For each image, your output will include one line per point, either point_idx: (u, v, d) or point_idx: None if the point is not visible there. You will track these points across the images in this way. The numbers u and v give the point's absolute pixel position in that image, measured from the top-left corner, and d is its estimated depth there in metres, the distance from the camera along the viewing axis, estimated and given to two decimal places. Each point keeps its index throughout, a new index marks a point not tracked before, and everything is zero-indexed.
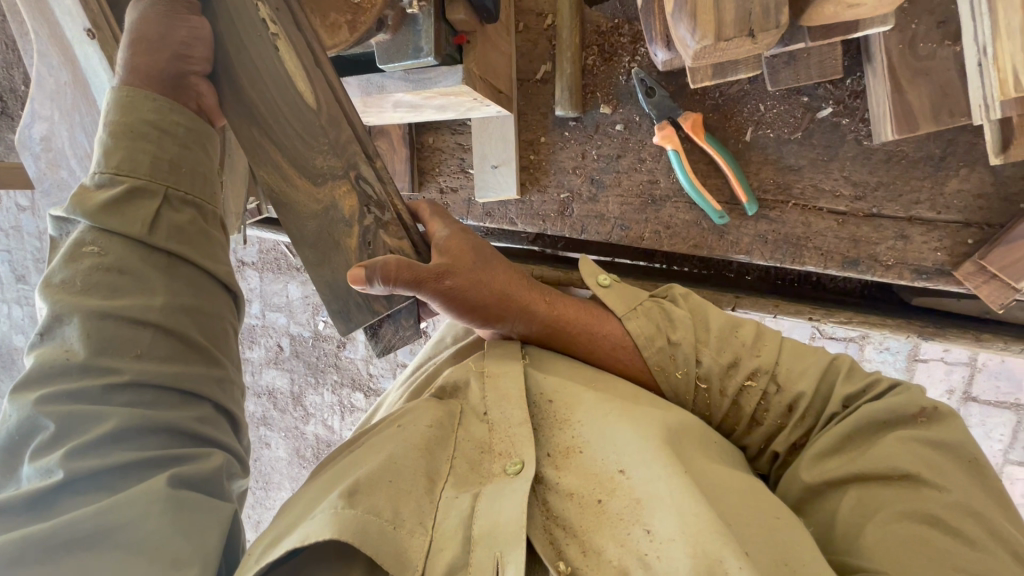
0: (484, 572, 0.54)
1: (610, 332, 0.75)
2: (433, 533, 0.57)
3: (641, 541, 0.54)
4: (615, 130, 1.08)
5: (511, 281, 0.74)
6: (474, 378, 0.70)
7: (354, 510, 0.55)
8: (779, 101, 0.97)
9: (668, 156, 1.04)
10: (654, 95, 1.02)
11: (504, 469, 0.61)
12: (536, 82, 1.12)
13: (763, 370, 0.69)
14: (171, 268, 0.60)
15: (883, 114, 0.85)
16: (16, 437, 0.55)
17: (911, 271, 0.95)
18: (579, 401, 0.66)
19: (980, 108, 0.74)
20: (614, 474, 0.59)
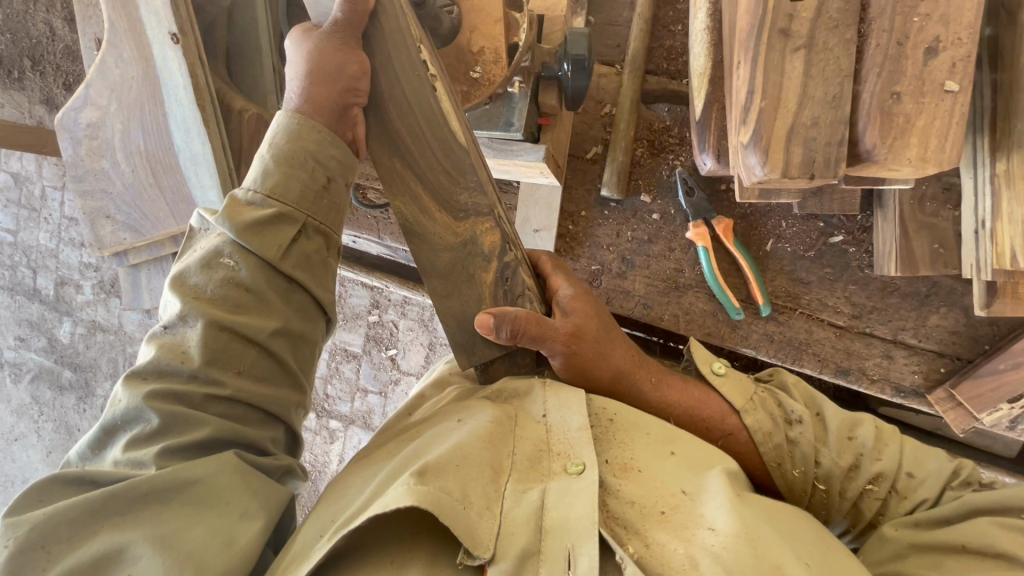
0: (555, 561, 0.60)
1: (711, 405, 0.83)
2: (503, 518, 0.64)
3: (706, 538, 0.61)
4: (652, 218, 1.18)
5: (625, 358, 0.84)
6: (537, 386, 0.79)
7: (427, 486, 0.62)
8: (798, 222, 1.11)
9: (697, 251, 1.15)
10: (693, 195, 1.13)
11: (565, 468, 0.68)
12: (586, 161, 1.21)
13: (885, 478, 0.76)
14: (289, 292, 0.73)
15: (888, 252, 1.00)
16: (117, 420, 0.66)
17: (891, 388, 1.08)
18: (635, 429, 0.74)
19: (972, 265, 0.89)
20: (677, 493, 0.66)
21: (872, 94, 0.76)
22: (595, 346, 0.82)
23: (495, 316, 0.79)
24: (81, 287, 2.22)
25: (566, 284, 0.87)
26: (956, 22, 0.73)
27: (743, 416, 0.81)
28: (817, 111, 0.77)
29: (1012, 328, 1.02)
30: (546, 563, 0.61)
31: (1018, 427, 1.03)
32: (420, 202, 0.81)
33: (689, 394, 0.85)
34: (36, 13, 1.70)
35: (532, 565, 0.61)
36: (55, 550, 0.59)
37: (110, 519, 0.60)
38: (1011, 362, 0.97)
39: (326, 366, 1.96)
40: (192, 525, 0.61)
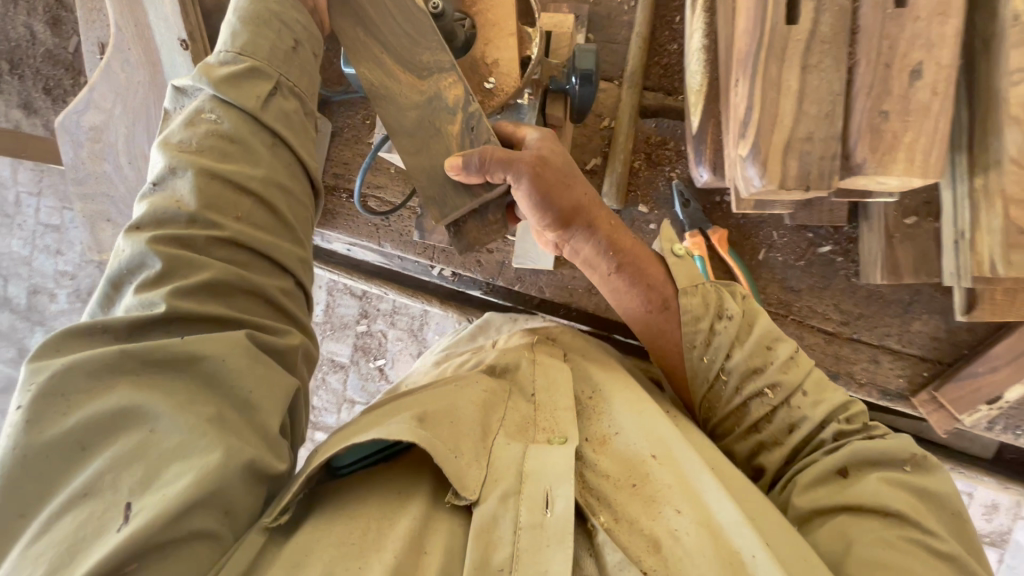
0: (534, 501, 0.62)
1: (657, 277, 0.86)
2: (489, 469, 0.65)
3: (672, 519, 0.64)
4: (649, 228, 1.22)
5: (586, 207, 0.84)
6: (525, 360, 0.82)
7: (428, 430, 0.64)
8: (789, 233, 1.16)
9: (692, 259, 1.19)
10: (689, 206, 1.18)
11: (548, 438, 0.70)
12: (585, 172, 1.25)
13: (784, 387, 0.79)
14: (273, 148, 0.72)
15: (874, 261, 1.05)
16: (121, 270, 0.63)
17: (878, 391, 1.13)
18: (615, 396, 0.78)
19: (953, 274, 0.95)
20: (647, 458, 0.70)
21: (862, 112, 0.81)
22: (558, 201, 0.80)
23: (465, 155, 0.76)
24: (55, 296, 2.15)
25: (533, 131, 0.83)
26: (939, 48, 0.79)
27: (682, 292, 0.84)
28: (811, 126, 0.82)
29: (988, 333, 1.08)
30: (524, 501, 0.62)
31: (994, 429, 1.09)
32: (384, 69, 0.80)
33: (637, 263, 0.87)
34: (18, 15, 1.62)
35: (513, 501, 0.62)
36: (73, 399, 0.55)
37: (128, 375, 0.57)
38: (988, 364, 1.02)
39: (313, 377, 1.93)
40: (206, 401, 0.59)
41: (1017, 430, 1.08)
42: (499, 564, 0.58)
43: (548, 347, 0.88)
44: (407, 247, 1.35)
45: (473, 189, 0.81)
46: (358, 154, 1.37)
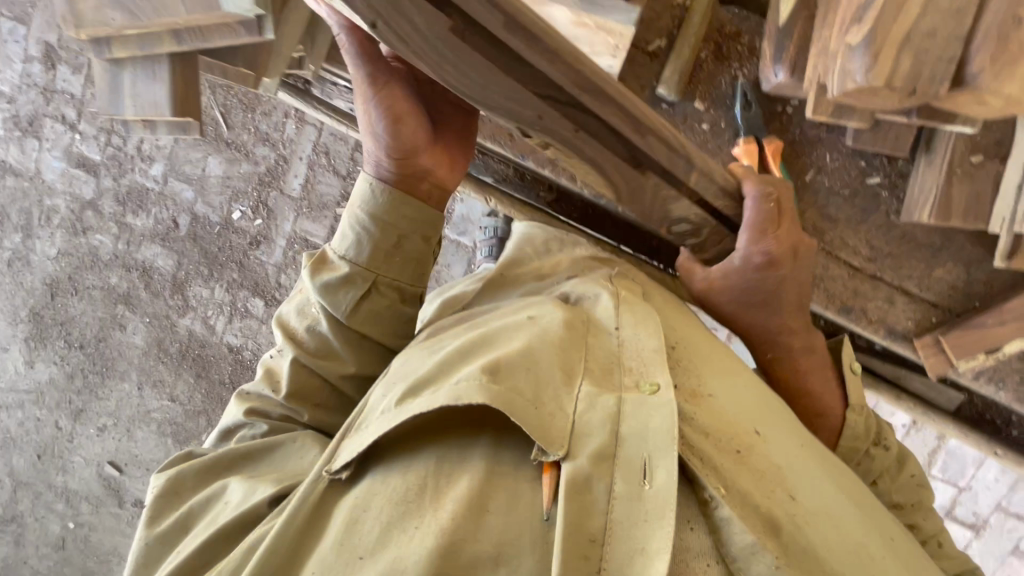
0: (632, 464, 0.67)
1: (829, 395, 0.97)
2: (576, 419, 0.72)
3: (787, 503, 0.69)
4: (700, 129, 1.14)
5: (789, 325, 0.97)
6: (608, 300, 0.90)
7: (500, 385, 0.72)
8: (842, 158, 1.11)
9: None
10: (749, 109, 1.11)
11: (638, 387, 0.75)
12: (645, 53, 1.13)
13: (922, 530, 0.92)
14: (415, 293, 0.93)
15: (925, 198, 1.02)
16: (234, 425, 0.93)
17: (884, 330, 1.15)
18: (698, 355, 0.86)
19: (1005, 220, 0.95)
20: (752, 432, 0.75)
21: (997, 13, 0.73)
22: (784, 274, 0.94)
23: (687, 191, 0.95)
24: None
25: (751, 242, 0.95)
26: None
27: (847, 409, 0.96)
28: (937, 20, 0.74)
29: (1003, 287, 1.10)
30: (623, 465, 0.67)
31: (978, 380, 1.15)
32: None
33: (806, 356, 0.97)
34: None
35: (606, 467, 0.67)
36: (178, 527, 0.81)
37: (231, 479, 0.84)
38: (999, 317, 1.05)
39: (281, 255, 1.98)
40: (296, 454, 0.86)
41: (1000, 382, 1.14)
42: (593, 532, 0.64)
43: (628, 283, 0.97)
44: None
45: (726, 265, 0.97)
46: None
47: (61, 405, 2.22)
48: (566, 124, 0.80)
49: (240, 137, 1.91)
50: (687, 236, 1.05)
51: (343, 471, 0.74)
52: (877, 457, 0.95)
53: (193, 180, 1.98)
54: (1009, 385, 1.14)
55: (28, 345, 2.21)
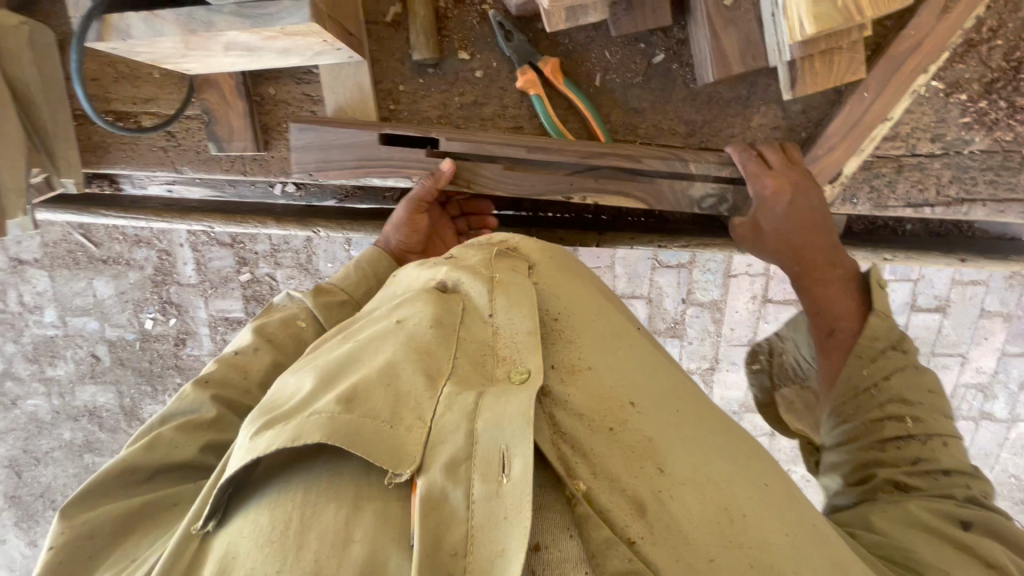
0: (487, 460, 0.54)
1: (847, 305, 0.87)
2: (431, 426, 0.57)
3: (656, 477, 0.57)
4: (475, 76, 1.08)
5: (807, 246, 0.93)
6: (482, 284, 0.71)
7: (352, 415, 0.56)
8: (621, 48, 1.06)
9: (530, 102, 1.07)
10: (512, 39, 1.03)
11: (509, 377, 0.62)
12: (387, 25, 1.06)
13: (921, 422, 0.74)
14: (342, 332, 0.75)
15: (705, 58, 0.98)
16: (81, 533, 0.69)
17: None
18: (584, 322, 0.71)
19: (775, 52, 0.92)
20: (626, 405, 0.62)
21: None
22: (788, 198, 0.95)
23: (699, 182, 1.05)
24: None
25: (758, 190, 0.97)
26: None
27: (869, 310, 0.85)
28: None
29: (819, 110, 1.06)
30: (478, 463, 0.54)
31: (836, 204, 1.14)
32: None
33: (829, 272, 0.90)
34: None
35: (463, 470, 0.54)
36: None
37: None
38: (827, 145, 1.01)
39: (212, 343, 1.89)
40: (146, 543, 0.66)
41: (853, 198, 1.13)
42: (452, 546, 0.51)
43: (509, 263, 0.77)
44: (211, 166, 1.13)
45: (753, 212, 0.98)
46: (103, 63, 1.08)
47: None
48: (592, 180, 1.04)
49: (113, 248, 1.79)
50: (718, 206, 1.06)
51: (209, 523, 0.57)
52: (879, 360, 0.80)
53: (91, 310, 1.87)
54: (863, 197, 1.14)
55: (22, 527, 2.17)
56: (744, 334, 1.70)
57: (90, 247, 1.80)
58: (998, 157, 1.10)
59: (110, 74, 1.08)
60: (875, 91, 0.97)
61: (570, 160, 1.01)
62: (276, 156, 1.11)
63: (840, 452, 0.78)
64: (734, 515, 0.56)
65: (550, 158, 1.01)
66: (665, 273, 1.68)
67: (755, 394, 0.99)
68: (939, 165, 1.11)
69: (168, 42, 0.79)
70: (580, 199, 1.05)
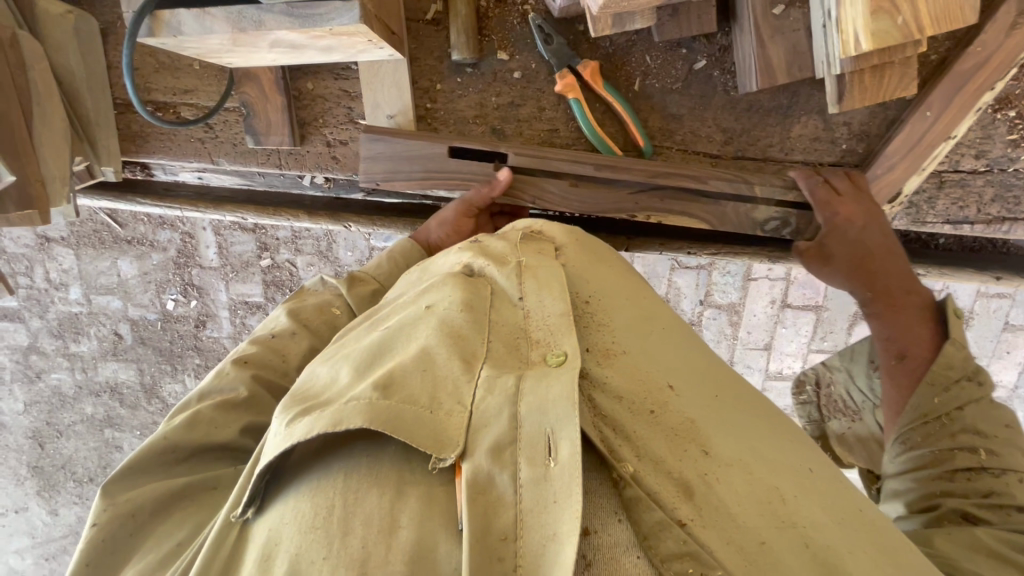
0: (534, 443, 0.55)
1: (922, 336, 0.86)
2: (471, 411, 0.58)
3: (702, 460, 0.57)
4: (513, 78, 1.07)
5: (874, 271, 0.94)
6: (511, 270, 0.73)
7: (390, 401, 0.57)
8: (662, 53, 1.05)
9: (569, 105, 1.06)
10: (552, 43, 1.02)
11: (544, 359, 0.63)
12: (428, 23, 1.06)
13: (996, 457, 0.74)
14: (371, 318, 0.76)
15: (750, 67, 0.96)
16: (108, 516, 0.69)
17: None
18: (616, 306, 0.72)
19: (823, 64, 0.90)
20: (663, 388, 0.63)
21: None
22: (860, 224, 0.97)
23: (763, 205, 1.06)
24: None
25: (825, 218, 0.99)
26: None
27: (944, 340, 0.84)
28: None
29: (862, 121, 1.04)
30: (525, 447, 0.55)
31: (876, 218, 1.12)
32: None
33: (903, 299, 0.90)
34: None
35: (507, 456, 0.55)
36: None
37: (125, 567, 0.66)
38: (885, 164, 1.01)
39: (232, 326, 1.92)
40: (184, 525, 0.68)
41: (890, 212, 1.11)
42: (501, 530, 0.52)
43: (538, 246, 0.79)
44: (246, 158, 1.13)
45: (821, 237, 0.99)
46: (145, 53, 1.09)
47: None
48: (654, 198, 1.05)
49: (138, 229, 1.82)
50: (781, 230, 1.07)
51: (248, 510, 0.59)
52: (952, 390, 0.79)
53: (115, 289, 1.91)
54: (901, 212, 1.12)
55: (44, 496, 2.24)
56: (760, 338, 1.69)
57: (118, 227, 1.83)
58: None
59: (151, 64, 1.09)
60: (936, 111, 0.96)
61: (639, 179, 1.03)
62: (310, 151, 1.12)
63: (905, 479, 0.78)
64: (786, 501, 0.55)
65: (617, 176, 1.03)
66: (683, 274, 1.66)
67: (810, 428, 1.06)
68: (982, 183, 1.09)
69: (217, 38, 0.79)
70: (643, 217, 1.07)
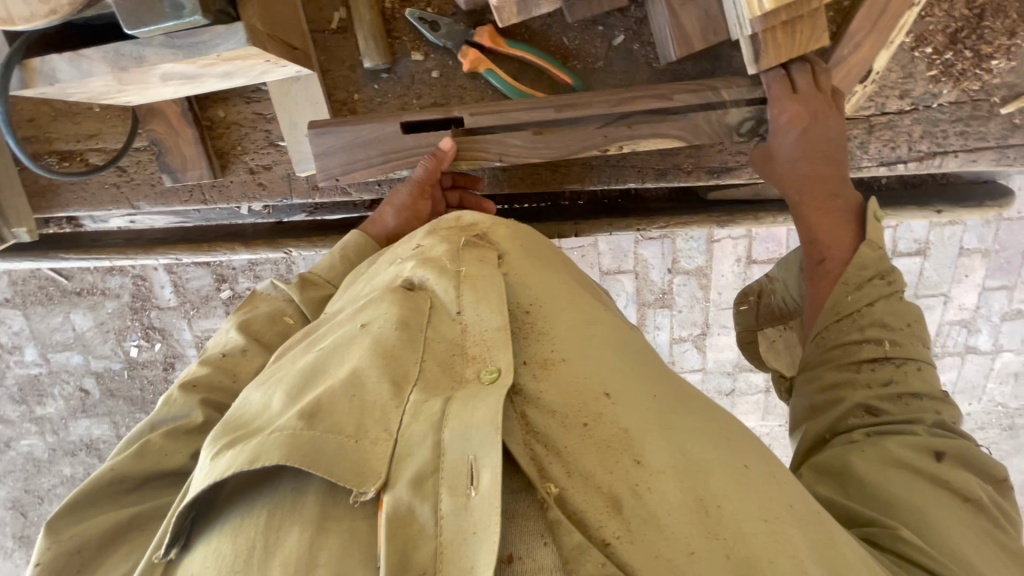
0: (456, 472, 0.55)
1: (845, 238, 0.88)
2: (397, 439, 0.58)
3: (633, 471, 0.58)
4: (432, 77, 1.03)
5: (815, 176, 0.91)
6: (449, 279, 0.72)
7: (312, 431, 0.57)
8: (579, 32, 1.03)
9: (484, 78, 1.03)
10: (439, 27, 0.99)
11: (477, 376, 0.63)
12: (334, 33, 1.02)
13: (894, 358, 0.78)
14: (312, 333, 0.75)
15: (666, 37, 0.95)
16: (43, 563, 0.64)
17: (705, 173, 1.11)
18: (555, 314, 0.72)
19: (736, 26, 0.89)
20: (600, 397, 0.63)
21: None
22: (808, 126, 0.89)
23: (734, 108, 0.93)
24: None
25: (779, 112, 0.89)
26: None
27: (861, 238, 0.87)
28: None
29: None
30: (446, 476, 0.55)
31: None
32: None
33: (832, 204, 0.90)
34: None
35: (429, 485, 0.55)
36: None
37: None
38: (852, 43, 0.97)
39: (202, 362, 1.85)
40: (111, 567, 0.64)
41: None
42: (420, 564, 0.51)
43: (476, 254, 0.77)
44: (168, 198, 1.08)
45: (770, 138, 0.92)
46: (39, 103, 1.03)
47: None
48: (622, 129, 0.93)
49: (87, 279, 1.75)
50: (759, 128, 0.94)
51: (171, 551, 0.58)
52: (864, 288, 0.84)
53: (73, 344, 1.83)
54: None
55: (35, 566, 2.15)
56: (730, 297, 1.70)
57: (65, 282, 1.76)
58: (967, 107, 1.09)
59: (48, 113, 1.03)
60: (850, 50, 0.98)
61: (600, 111, 0.91)
62: (234, 180, 1.07)
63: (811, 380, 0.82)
64: (715, 509, 0.56)
65: (581, 113, 0.91)
66: (647, 245, 1.66)
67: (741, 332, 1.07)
68: (909, 121, 1.10)
69: (99, 82, 0.75)
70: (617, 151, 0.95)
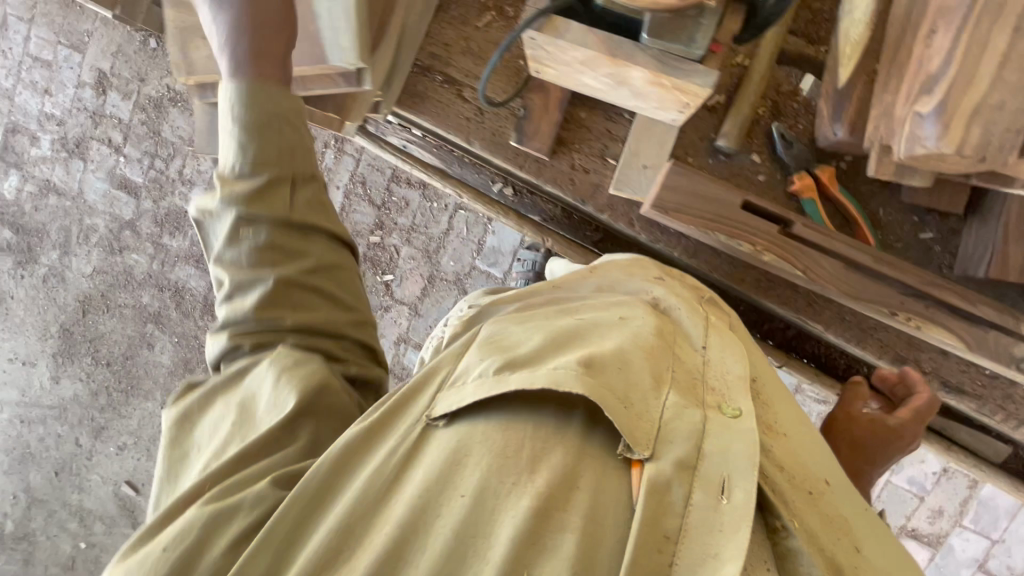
0: (710, 481, 0.61)
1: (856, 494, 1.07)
2: (661, 425, 0.65)
3: (856, 557, 0.63)
4: (758, 179, 1.17)
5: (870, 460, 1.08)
6: (699, 324, 0.81)
7: (597, 377, 0.65)
8: (896, 213, 1.15)
9: (799, 204, 1.16)
10: (792, 148, 1.14)
11: (723, 410, 0.69)
12: (704, 107, 1.18)
13: None
14: (554, 307, 0.84)
15: (985, 256, 1.05)
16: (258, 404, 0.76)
17: (940, 382, 1.17)
18: (781, 395, 0.81)
19: None
20: (822, 481, 0.69)
21: None
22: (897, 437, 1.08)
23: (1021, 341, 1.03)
24: (37, 139, 2.14)
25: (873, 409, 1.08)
26: None
27: None
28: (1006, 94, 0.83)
29: None
30: (703, 483, 0.61)
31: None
32: None
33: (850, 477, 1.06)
34: None
35: (683, 478, 0.62)
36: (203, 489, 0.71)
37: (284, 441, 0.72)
38: None
39: None
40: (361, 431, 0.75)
41: None
42: (667, 530, 0.59)
43: (719, 314, 0.89)
44: (497, 149, 1.25)
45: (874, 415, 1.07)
46: (461, 37, 1.25)
47: (84, 421, 2.23)
48: (918, 303, 1.04)
49: None
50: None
51: (441, 420, 0.67)
52: None
53: None
54: None
55: (56, 360, 2.25)
56: None
57: None
58: None
59: (461, 48, 1.25)
60: None
61: (909, 281, 1.03)
62: (554, 166, 1.23)
63: None
64: None
65: (891, 274, 1.03)
66: None
67: None
68: None
69: (582, 52, 0.92)
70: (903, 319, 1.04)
